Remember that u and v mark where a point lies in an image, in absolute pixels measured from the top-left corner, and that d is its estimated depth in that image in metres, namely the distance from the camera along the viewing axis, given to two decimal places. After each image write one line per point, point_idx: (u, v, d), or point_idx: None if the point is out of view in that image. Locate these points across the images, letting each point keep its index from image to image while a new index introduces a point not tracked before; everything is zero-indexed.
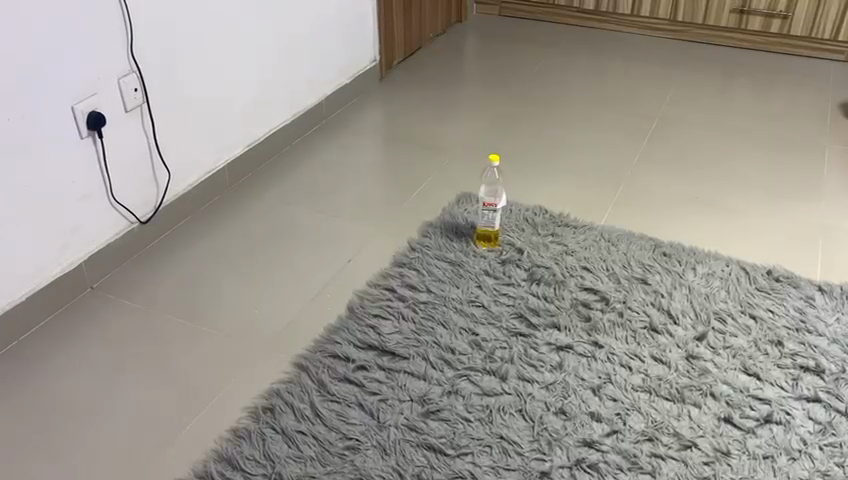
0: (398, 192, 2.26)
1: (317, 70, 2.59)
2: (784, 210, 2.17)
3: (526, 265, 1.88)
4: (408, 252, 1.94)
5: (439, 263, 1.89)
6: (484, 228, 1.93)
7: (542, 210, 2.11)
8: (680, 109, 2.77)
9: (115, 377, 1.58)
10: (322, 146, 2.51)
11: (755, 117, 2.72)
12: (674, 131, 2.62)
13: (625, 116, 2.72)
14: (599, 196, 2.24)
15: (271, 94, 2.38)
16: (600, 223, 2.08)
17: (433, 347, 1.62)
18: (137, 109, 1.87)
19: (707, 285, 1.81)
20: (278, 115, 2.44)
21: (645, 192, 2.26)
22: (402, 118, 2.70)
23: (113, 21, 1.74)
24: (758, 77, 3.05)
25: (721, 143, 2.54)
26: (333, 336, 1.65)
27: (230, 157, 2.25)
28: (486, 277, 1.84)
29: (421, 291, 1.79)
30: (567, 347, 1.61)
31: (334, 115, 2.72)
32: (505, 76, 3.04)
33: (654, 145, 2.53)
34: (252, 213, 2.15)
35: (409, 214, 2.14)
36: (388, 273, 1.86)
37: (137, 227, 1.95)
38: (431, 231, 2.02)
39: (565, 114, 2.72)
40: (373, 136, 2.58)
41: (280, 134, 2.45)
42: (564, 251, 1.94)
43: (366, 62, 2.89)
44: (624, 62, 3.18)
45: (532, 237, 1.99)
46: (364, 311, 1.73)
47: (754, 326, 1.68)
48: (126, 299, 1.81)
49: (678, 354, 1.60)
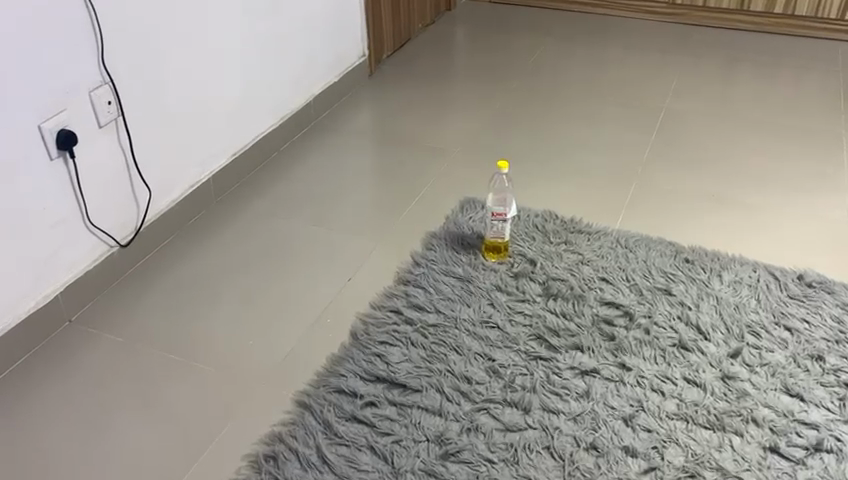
0: (398, 200, 2.11)
1: (303, 69, 2.43)
2: (804, 205, 2.05)
3: (540, 278, 1.75)
4: (412, 267, 1.80)
5: (446, 280, 1.75)
6: (492, 239, 1.80)
7: (551, 216, 1.97)
8: (686, 99, 2.64)
9: (101, 423, 1.44)
10: (313, 152, 2.36)
11: (765, 105, 2.59)
12: (682, 123, 2.48)
13: (629, 109, 2.58)
14: (609, 198, 2.10)
15: (257, 98, 2.23)
16: (614, 227, 1.95)
17: (447, 377, 1.48)
18: (112, 123, 1.71)
19: (736, 294, 1.69)
20: (264, 119, 2.28)
21: (658, 192, 2.13)
22: (395, 118, 2.55)
23: (81, 29, 1.57)
24: (764, 61, 2.92)
25: (732, 134, 2.41)
26: (336, 367, 1.52)
27: (215, 169, 2.09)
28: (498, 293, 1.71)
29: (429, 313, 1.65)
30: (592, 372, 1.49)
31: (322, 116, 2.56)
32: (500, 69, 2.89)
33: (664, 139, 2.39)
34: (241, 229, 2.00)
35: (409, 224, 2.00)
36: (392, 292, 1.72)
37: (116, 251, 1.79)
38: (435, 244, 1.88)
39: (566, 109, 2.59)
40: (365, 139, 2.43)
41: (267, 141, 2.29)
42: (579, 260, 1.81)
43: (354, 58, 2.73)
44: (623, 50, 3.04)
45: (544, 246, 1.86)
46: (369, 338, 1.59)
47: (791, 339, 1.56)
48: (108, 332, 1.65)
49: (713, 374, 1.48)
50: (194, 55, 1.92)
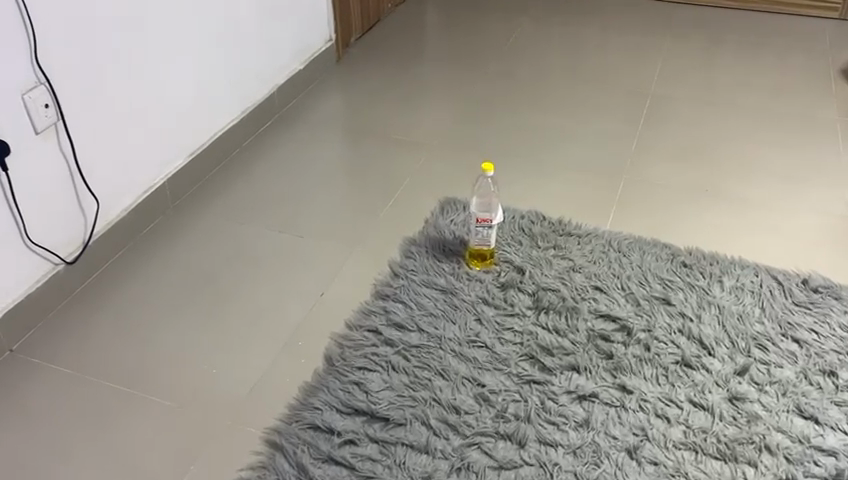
0: (373, 200, 1.96)
1: (266, 58, 2.25)
2: (801, 199, 1.94)
3: (529, 288, 1.62)
4: (390, 279, 1.66)
5: (428, 293, 1.61)
6: (477, 247, 1.66)
7: (538, 217, 1.84)
8: (671, 83, 2.52)
9: (48, 471, 1.28)
10: (279, 147, 2.18)
11: (754, 89, 2.48)
12: (671, 109, 2.36)
13: (613, 96, 2.45)
14: (597, 194, 1.98)
15: (216, 92, 2.05)
16: (605, 228, 1.82)
17: (433, 407, 1.35)
18: (51, 128, 1.53)
19: (738, 302, 1.58)
20: (225, 114, 2.10)
21: (650, 187, 2.00)
22: (366, 109, 2.39)
23: (8, 26, 1.38)
24: (751, 42, 2.80)
25: (721, 122, 2.30)
26: (310, 399, 1.37)
27: (171, 171, 1.92)
28: (485, 307, 1.57)
29: (411, 332, 1.51)
30: (591, 396, 1.37)
31: (288, 107, 2.38)
32: (476, 53, 2.74)
33: (652, 129, 2.26)
34: (202, 237, 1.83)
35: (386, 228, 1.85)
36: (369, 308, 1.57)
37: (62, 269, 1.62)
38: (414, 251, 1.73)
39: (546, 97, 2.45)
40: (335, 132, 2.27)
41: (228, 138, 2.11)
42: (570, 267, 1.68)
43: (320, 43, 2.55)
44: (603, 30, 2.90)
45: (532, 252, 1.73)
46: (346, 363, 1.44)
47: (800, 352, 1.45)
48: (55, 362, 1.49)
49: (719, 395, 1.37)
50: (139, 54, 1.73)
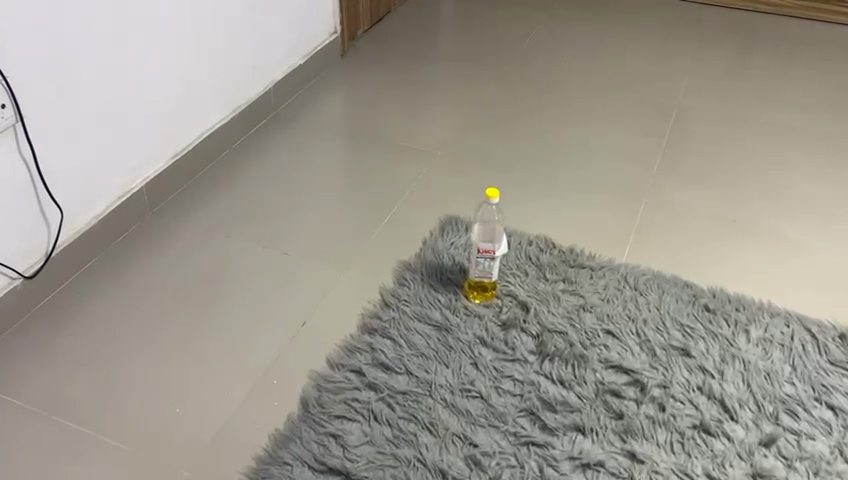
0: (367, 215, 1.79)
1: (261, 52, 2.08)
2: (836, 235, 1.77)
3: (533, 329, 1.45)
4: (380, 310, 1.50)
5: (420, 329, 1.46)
6: (477, 279, 1.50)
7: (548, 244, 1.67)
8: (698, 95, 2.34)
9: None
10: (272, 149, 2.03)
11: (787, 105, 2.29)
12: (696, 125, 2.18)
13: (635, 107, 2.27)
14: (612, 219, 1.81)
15: (204, 88, 1.88)
16: (620, 261, 1.65)
17: (417, 468, 1.20)
18: (8, 130, 1.37)
19: (767, 356, 1.41)
20: (214, 112, 1.94)
21: (671, 213, 1.83)
22: (368, 109, 2.22)
23: None
24: (787, 52, 2.60)
25: (751, 141, 2.11)
26: (280, 452, 1.23)
27: (150, 175, 1.76)
28: (483, 349, 1.42)
29: (398, 375, 1.36)
30: (596, 465, 1.21)
31: (284, 104, 2.22)
32: (490, 52, 2.56)
33: (676, 146, 2.08)
34: (179, 250, 1.68)
35: (380, 248, 1.69)
36: (353, 344, 1.42)
37: (20, 283, 1.48)
38: (408, 279, 1.57)
39: (562, 104, 2.27)
40: (333, 134, 2.10)
41: (216, 139, 1.96)
42: (579, 305, 1.52)
43: (323, 36, 2.38)
44: (628, 33, 2.72)
45: (538, 286, 1.56)
46: (324, 410, 1.29)
47: (835, 422, 1.29)
48: (3, 390, 1.35)
49: (742, 470, 1.21)
50: (114, 49, 1.57)
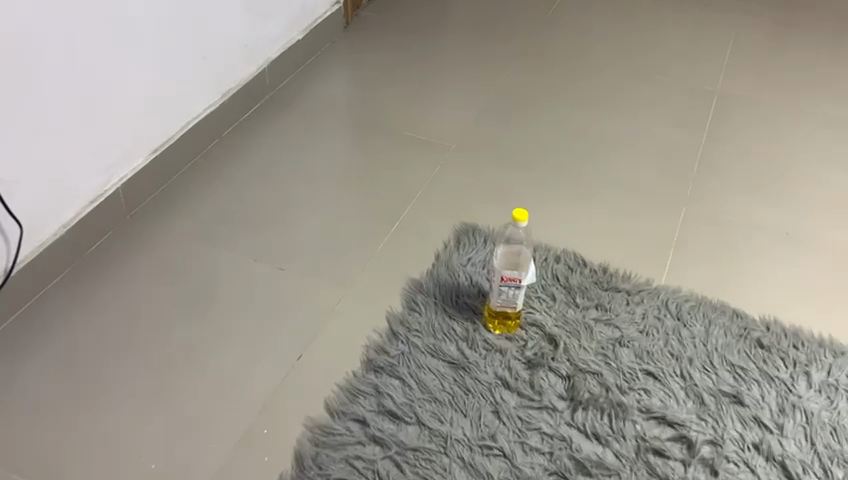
0: (374, 220, 1.59)
1: (255, 29, 1.85)
2: None
3: (562, 369, 1.27)
4: (386, 342, 1.31)
5: (433, 367, 1.27)
6: (499, 308, 1.30)
7: (578, 262, 1.48)
8: (739, 78, 2.11)
9: None
10: (266, 139, 1.82)
11: (837, 90, 2.07)
12: (737, 114, 1.96)
13: (669, 92, 2.04)
14: (647, 226, 1.61)
15: (190, 73, 1.66)
16: (659, 283, 1.46)
17: None
18: None
19: (832, 407, 1.23)
20: (200, 99, 1.72)
21: (715, 220, 1.63)
22: (373, 92, 2.00)
23: None
24: (834, 29, 2.36)
25: (798, 133, 1.90)
26: None
27: (127, 174, 1.56)
28: (505, 393, 1.23)
29: (408, 426, 1.18)
30: None
31: (281, 86, 2.00)
32: (508, 26, 2.33)
33: (716, 139, 1.87)
34: (159, 260, 1.49)
35: (386, 262, 1.49)
36: (356, 386, 1.23)
37: None
38: (419, 303, 1.38)
39: (588, 89, 2.05)
40: (333, 122, 1.89)
41: (203, 128, 1.75)
42: (615, 339, 1.33)
43: (325, 8, 2.14)
44: (660, 6, 2.47)
45: (567, 313, 1.37)
46: (322, 471, 1.11)
47: None
48: None
49: None
50: (83, 34, 1.34)
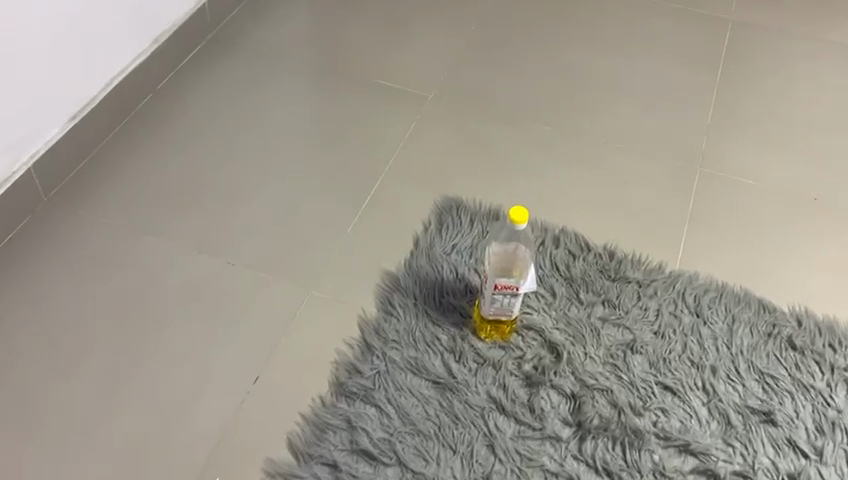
0: (339, 196, 1.35)
1: None
2: None
3: (567, 387, 1.08)
4: (360, 358, 1.11)
5: (416, 389, 1.08)
6: (492, 317, 1.10)
7: (581, 247, 1.27)
8: (752, 7, 1.84)
9: None
10: (208, 93, 1.54)
11: None
12: (751, 51, 1.71)
13: (674, 24, 1.78)
14: (657, 195, 1.39)
15: (112, 20, 1.37)
16: (675, 269, 1.26)
17: None
18: None
19: None
20: (127, 50, 1.43)
21: (735, 184, 1.41)
22: (334, 30, 1.70)
23: None
24: None
25: (822, 74, 1.66)
26: None
27: (40, 150, 1.29)
28: (502, 421, 1.05)
29: (390, 470, 0.99)
30: None
31: (224, 25, 1.70)
32: None
33: (729, 82, 1.63)
34: (85, 253, 1.25)
35: (356, 251, 1.26)
36: (325, 420, 1.04)
37: None
38: (397, 307, 1.17)
39: (581, 23, 1.78)
40: (287, 68, 1.61)
41: (132, 83, 1.47)
42: (626, 344, 1.14)
43: None
44: None
45: (570, 314, 1.18)
46: None
47: None
48: None
49: None
50: None
